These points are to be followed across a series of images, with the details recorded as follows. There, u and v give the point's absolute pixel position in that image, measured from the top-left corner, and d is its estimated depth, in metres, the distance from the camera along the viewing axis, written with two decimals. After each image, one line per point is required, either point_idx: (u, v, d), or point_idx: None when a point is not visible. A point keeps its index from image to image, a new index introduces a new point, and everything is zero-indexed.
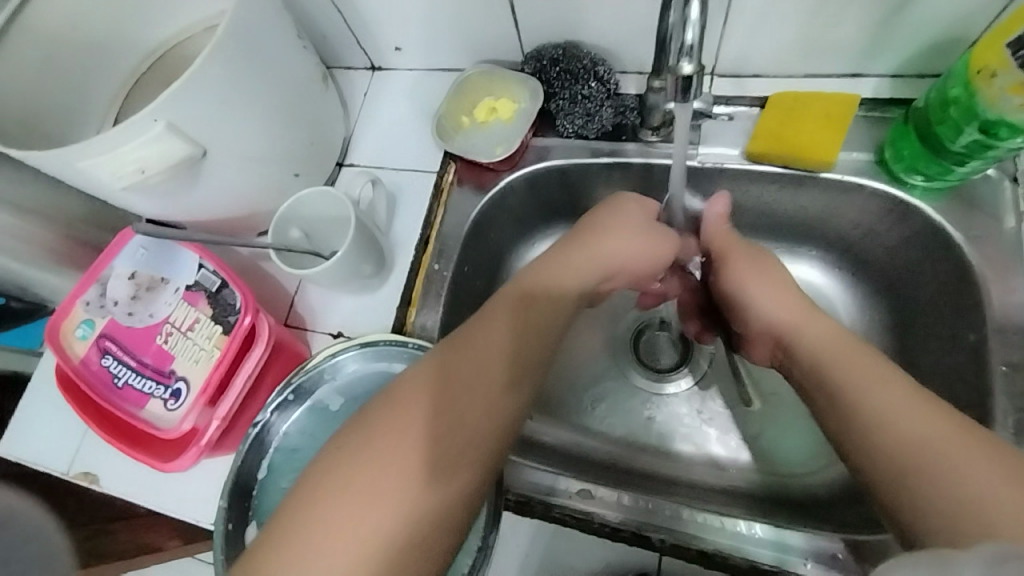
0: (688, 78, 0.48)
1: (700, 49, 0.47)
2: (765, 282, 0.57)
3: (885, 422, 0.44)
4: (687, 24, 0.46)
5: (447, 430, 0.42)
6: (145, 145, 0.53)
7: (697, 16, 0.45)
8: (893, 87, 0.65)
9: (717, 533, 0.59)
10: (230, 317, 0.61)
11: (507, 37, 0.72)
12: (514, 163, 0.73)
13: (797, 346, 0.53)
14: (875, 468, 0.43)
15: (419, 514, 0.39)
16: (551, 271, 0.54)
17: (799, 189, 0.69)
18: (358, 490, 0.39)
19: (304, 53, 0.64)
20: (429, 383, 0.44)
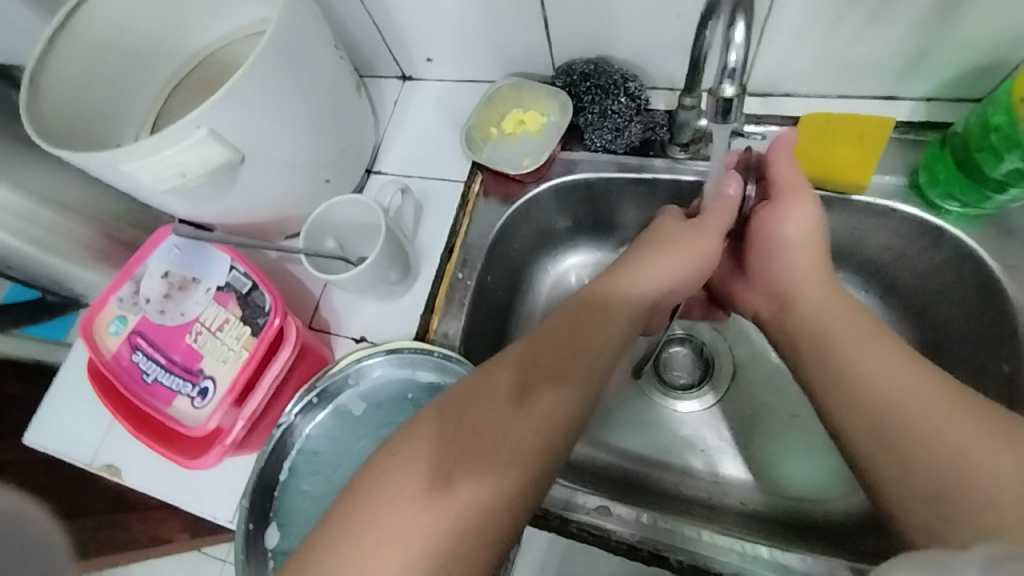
0: (729, 99, 0.48)
1: (742, 70, 0.47)
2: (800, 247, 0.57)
3: (885, 392, 0.46)
4: (731, 45, 0.46)
5: (474, 448, 0.43)
6: (188, 150, 0.54)
7: (741, 39, 0.45)
8: (929, 111, 0.64)
9: (738, 558, 0.57)
10: (259, 319, 0.62)
11: (539, 51, 0.73)
12: (541, 175, 0.73)
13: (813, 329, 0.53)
14: (868, 437, 0.45)
15: (454, 516, 0.40)
16: (613, 280, 0.55)
17: (828, 210, 0.68)
18: (391, 495, 0.40)
19: (340, 63, 0.66)
20: (460, 404, 0.45)
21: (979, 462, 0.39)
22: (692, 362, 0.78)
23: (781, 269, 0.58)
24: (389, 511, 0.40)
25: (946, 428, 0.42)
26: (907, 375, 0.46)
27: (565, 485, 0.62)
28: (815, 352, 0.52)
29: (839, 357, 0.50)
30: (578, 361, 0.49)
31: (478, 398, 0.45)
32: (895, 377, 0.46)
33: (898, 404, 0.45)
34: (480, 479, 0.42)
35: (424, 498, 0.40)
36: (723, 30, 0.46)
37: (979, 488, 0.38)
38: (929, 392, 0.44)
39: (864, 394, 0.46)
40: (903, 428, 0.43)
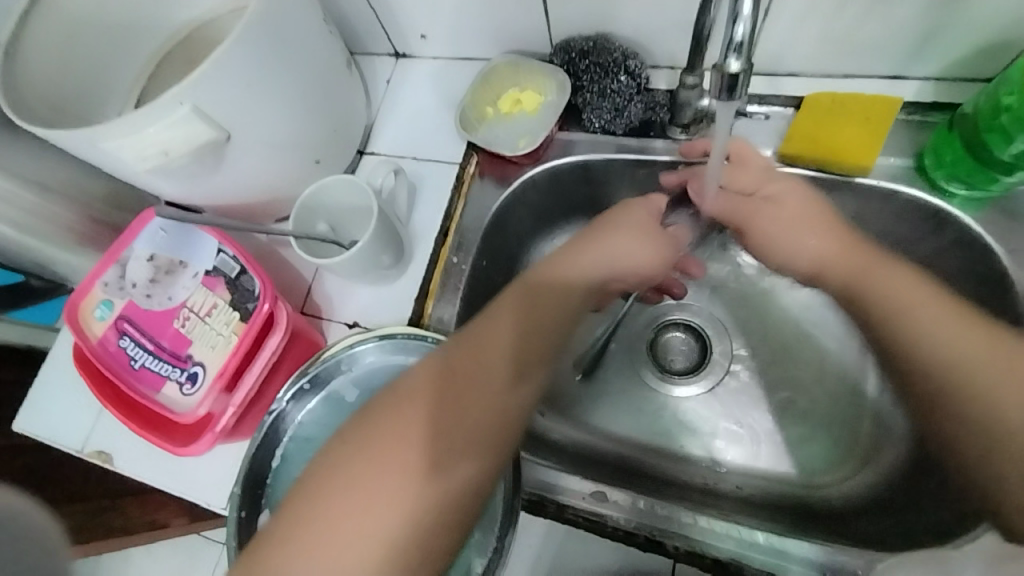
0: (734, 75, 0.46)
1: (749, 45, 0.45)
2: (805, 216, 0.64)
3: (926, 330, 0.56)
4: (738, 18, 0.44)
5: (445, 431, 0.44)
6: (170, 128, 0.52)
7: (749, 10, 0.43)
8: (937, 91, 0.62)
9: (734, 543, 0.57)
10: (249, 303, 0.61)
11: (536, 27, 0.71)
12: (538, 157, 0.72)
13: (857, 286, 0.61)
14: (937, 373, 0.55)
15: (429, 502, 0.42)
16: (560, 266, 0.54)
17: (830, 194, 0.67)
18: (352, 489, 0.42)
19: (331, 38, 0.63)
20: (425, 391, 0.45)
21: (986, 377, 0.52)
22: (690, 346, 0.77)
23: (798, 239, 0.65)
24: (359, 503, 0.41)
25: (978, 356, 0.53)
26: (947, 312, 0.56)
27: (559, 471, 0.62)
28: (861, 297, 0.61)
29: (886, 297, 0.59)
30: (542, 336, 0.50)
31: (444, 380, 0.46)
32: (939, 318, 0.55)
33: (940, 338, 0.55)
34: (442, 469, 0.43)
35: (387, 490, 0.42)
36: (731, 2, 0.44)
37: (984, 405, 0.52)
38: (961, 321, 0.55)
39: (910, 325, 0.57)
40: (966, 365, 0.53)
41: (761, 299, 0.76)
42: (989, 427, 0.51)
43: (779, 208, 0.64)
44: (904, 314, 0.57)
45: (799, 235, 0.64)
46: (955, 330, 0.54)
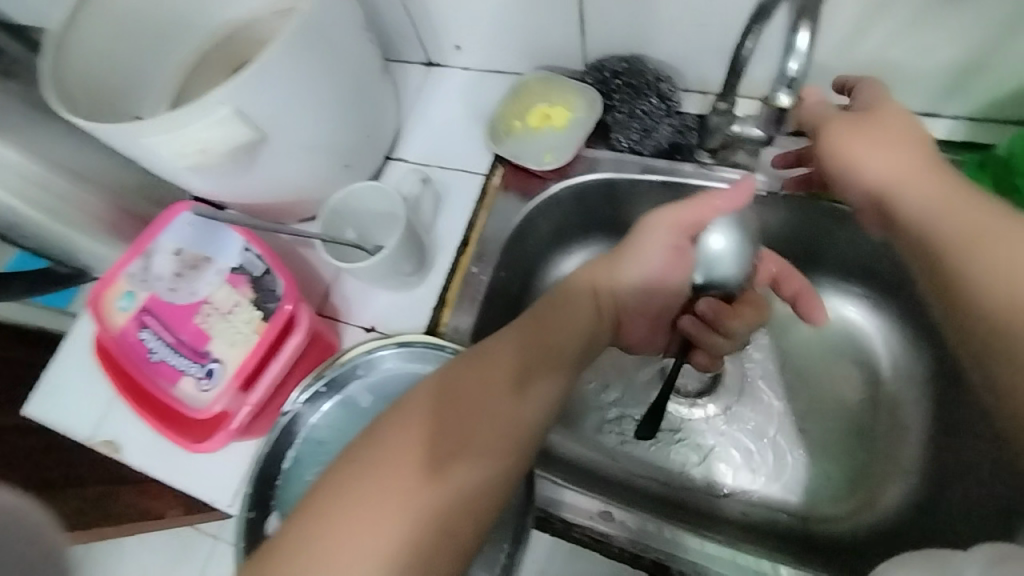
0: (783, 108, 0.48)
1: (801, 80, 0.46)
2: (895, 128, 0.49)
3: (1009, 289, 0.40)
4: (793, 52, 0.44)
5: (453, 429, 0.46)
6: (210, 127, 0.53)
7: (804, 46, 0.43)
8: (969, 131, 0.62)
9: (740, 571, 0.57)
10: (271, 303, 0.61)
11: (571, 45, 0.71)
12: (564, 173, 0.72)
13: (920, 225, 0.45)
14: (982, 335, 0.40)
15: (423, 502, 0.43)
16: (586, 281, 0.58)
17: (855, 226, 0.66)
18: (343, 502, 0.42)
19: (368, 43, 0.64)
20: (436, 390, 0.48)
21: None
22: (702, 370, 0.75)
23: (889, 148, 0.48)
24: (367, 493, 0.43)
25: None
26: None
27: (566, 488, 0.61)
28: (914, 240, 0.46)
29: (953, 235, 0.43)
30: (555, 352, 0.52)
31: (454, 385, 0.48)
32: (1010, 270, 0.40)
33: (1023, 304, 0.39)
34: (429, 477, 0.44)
35: (378, 499, 0.42)
36: (785, 37, 0.44)
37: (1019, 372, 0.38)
38: None
39: (981, 273, 0.41)
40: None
41: (777, 326, 0.76)
42: None
43: (879, 128, 0.49)
44: (965, 252, 0.42)
45: (891, 161, 0.48)
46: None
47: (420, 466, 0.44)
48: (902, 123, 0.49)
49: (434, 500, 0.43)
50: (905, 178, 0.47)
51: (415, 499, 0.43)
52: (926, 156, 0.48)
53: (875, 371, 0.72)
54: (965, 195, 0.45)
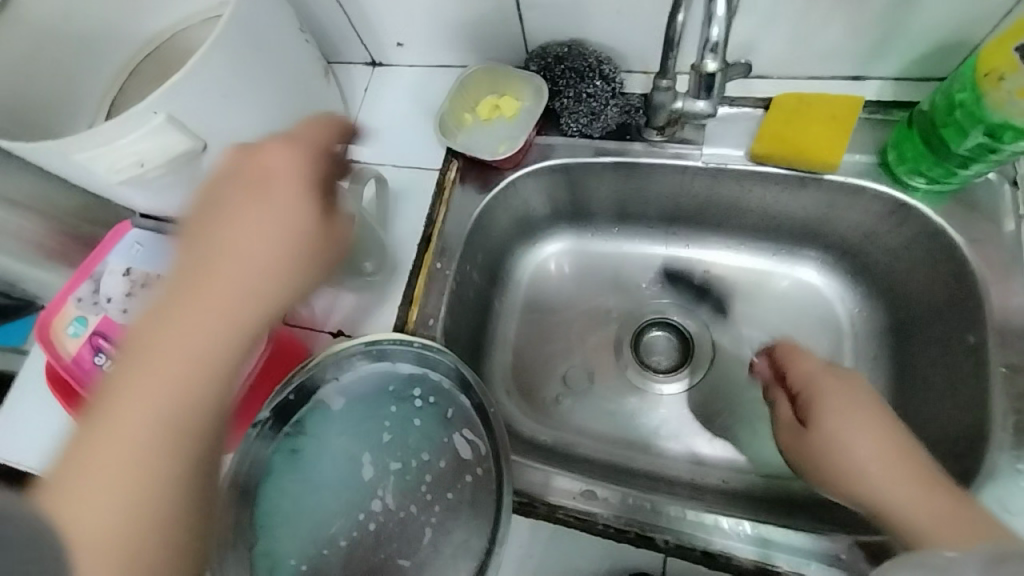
0: (712, 74, 0.54)
1: (723, 45, 0.52)
2: (823, 367, 0.59)
3: (882, 486, 0.51)
4: (714, 20, 0.50)
5: (193, 276, 0.38)
6: (145, 138, 0.51)
7: (722, 13, 0.49)
8: (895, 90, 0.65)
9: (719, 534, 0.58)
10: None
11: (512, 35, 0.72)
12: (517, 162, 0.73)
13: (814, 418, 0.57)
14: (851, 491, 0.52)
15: (186, 386, 0.37)
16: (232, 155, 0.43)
17: (802, 190, 0.68)
18: (92, 436, 0.34)
19: (307, 46, 0.64)
20: (178, 241, 0.40)
21: (919, 523, 0.48)
22: (669, 345, 0.79)
23: (816, 373, 0.59)
24: (131, 384, 0.36)
25: (917, 506, 0.48)
26: (898, 470, 0.51)
27: (553, 472, 0.62)
28: (829, 441, 0.55)
29: (837, 436, 0.54)
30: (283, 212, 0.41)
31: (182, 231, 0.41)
32: (875, 462, 0.52)
33: (901, 506, 0.49)
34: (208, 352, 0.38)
35: (117, 445, 0.35)
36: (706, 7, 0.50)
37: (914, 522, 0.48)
38: (928, 494, 0.49)
39: (852, 463, 0.53)
40: (892, 508, 0.49)
41: (738, 294, 0.79)
42: (896, 515, 0.49)
43: (811, 380, 0.59)
44: (836, 442, 0.54)
45: (810, 372, 0.59)
46: (904, 492, 0.49)
47: (183, 339, 0.37)
48: (843, 378, 0.58)
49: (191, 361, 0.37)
50: (827, 375, 0.58)
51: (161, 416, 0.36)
52: (851, 384, 0.57)
53: (835, 328, 0.75)
54: (872, 412, 0.55)
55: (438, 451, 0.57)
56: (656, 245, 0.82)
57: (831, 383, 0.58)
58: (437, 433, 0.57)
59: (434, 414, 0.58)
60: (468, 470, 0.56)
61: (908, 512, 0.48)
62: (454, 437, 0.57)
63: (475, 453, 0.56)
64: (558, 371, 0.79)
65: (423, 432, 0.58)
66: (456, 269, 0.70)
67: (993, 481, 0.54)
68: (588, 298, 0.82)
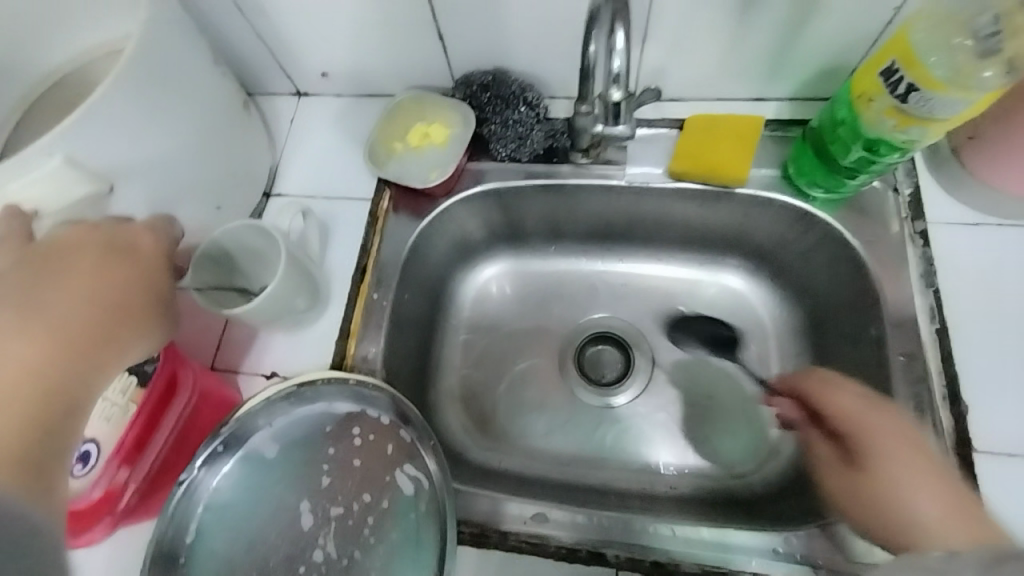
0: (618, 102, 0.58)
1: (626, 76, 0.56)
2: (843, 389, 0.60)
3: (902, 499, 0.53)
4: (613, 52, 0.54)
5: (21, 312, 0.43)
6: (40, 182, 0.49)
7: (621, 46, 0.53)
8: (792, 109, 0.72)
9: (671, 542, 0.59)
10: (148, 365, 0.57)
11: (437, 64, 0.73)
12: (450, 188, 0.74)
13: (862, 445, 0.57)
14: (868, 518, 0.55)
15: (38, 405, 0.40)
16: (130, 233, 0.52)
17: (717, 204, 0.73)
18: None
19: (221, 82, 0.63)
20: (43, 289, 0.46)
21: (939, 527, 0.50)
22: (610, 358, 0.81)
23: (846, 396, 0.60)
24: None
25: (932, 511, 0.51)
26: (923, 482, 0.53)
27: (502, 497, 0.62)
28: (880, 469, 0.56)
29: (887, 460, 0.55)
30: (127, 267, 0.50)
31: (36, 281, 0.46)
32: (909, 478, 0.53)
33: (920, 520, 0.51)
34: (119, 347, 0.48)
35: None
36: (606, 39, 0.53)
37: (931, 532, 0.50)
38: (941, 498, 0.52)
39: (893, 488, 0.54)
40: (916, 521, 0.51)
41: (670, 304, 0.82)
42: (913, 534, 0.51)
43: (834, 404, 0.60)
44: (881, 472, 0.55)
45: (839, 400, 0.60)
46: (928, 504, 0.52)
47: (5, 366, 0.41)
48: (844, 400, 0.59)
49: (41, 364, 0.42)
50: (844, 398, 0.59)
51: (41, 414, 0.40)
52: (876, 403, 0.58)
53: (760, 330, 0.79)
54: (877, 430, 0.57)
55: (380, 491, 0.55)
56: (591, 261, 0.84)
57: (867, 415, 0.58)
58: (379, 471, 0.56)
59: (375, 451, 0.57)
60: (415, 507, 0.54)
61: (923, 525, 0.51)
62: (398, 474, 0.56)
63: (419, 489, 0.54)
64: (505, 392, 0.80)
65: (366, 472, 0.56)
66: (393, 296, 0.69)
67: None
68: (529, 317, 0.83)
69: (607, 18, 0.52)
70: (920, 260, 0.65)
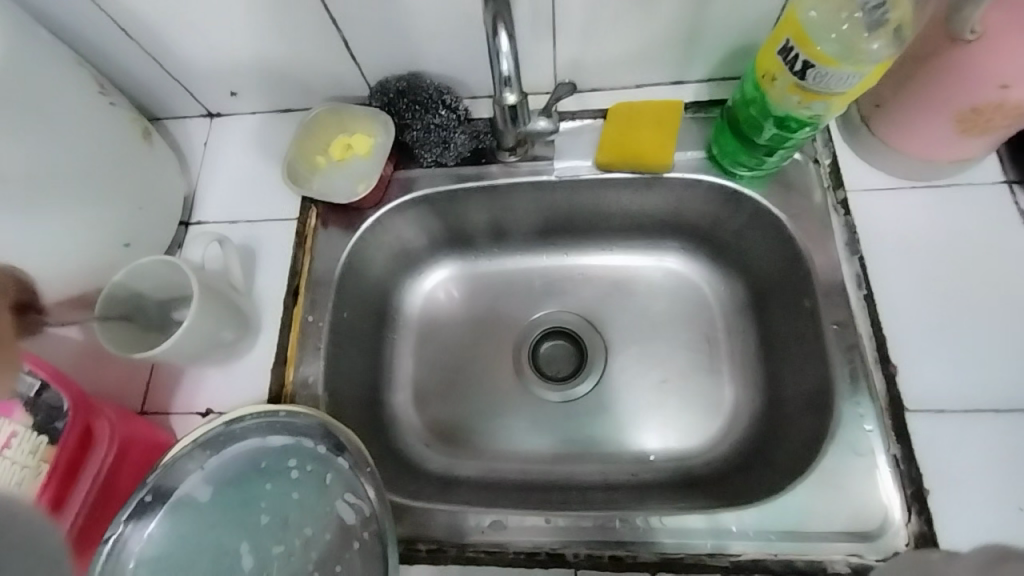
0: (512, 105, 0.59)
1: (516, 79, 0.56)
2: None
3: None
4: (501, 55, 0.53)
5: None
6: None
7: (506, 49, 0.53)
8: (712, 90, 0.72)
9: (653, 533, 0.58)
10: (57, 422, 0.54)
11: (348, 72, 0.70)
12: (379, 200, 0.71)
13: None
14: None
15: None
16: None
17: (649, 189, 0.73)
18: None
19: (110, 113, 0.61)
20: None
21: None
22: (563, 352, 0.81)
23: None
24: None
25: None
26: None
27: (460, 510, 0.60)
28: None
29: None
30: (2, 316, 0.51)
31: None
32: None
33: None
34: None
35: None
36: (491, 42, 0.53)
37: None
38: None
39: None
40: None
41: (619, 292, 0.82)
42: None
43: None
44: None
45: None
46: None
47: None
48: None
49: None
50: None
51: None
52: None
53: (707, 309, 0.80)
54: None
55: (321, 524, 0.53)
56: (536, 258, 0.83)
57: None
58: (320, 504, 0.54)
59: (314, 483, 0.54)
60: (357, 536, 0.52)
61: None
62: (339, 503, 0.53)
63: (360, 518, 0.52)
64: (460, 399, 0.78)
65: (305, 506, 0.54)
66: (330, 316, 0.67)
67: (842, 428, 0.60)
68: (478, 321, 0.82)
69: (488, 23, 0.52)
70: (844, 229, 0.66)
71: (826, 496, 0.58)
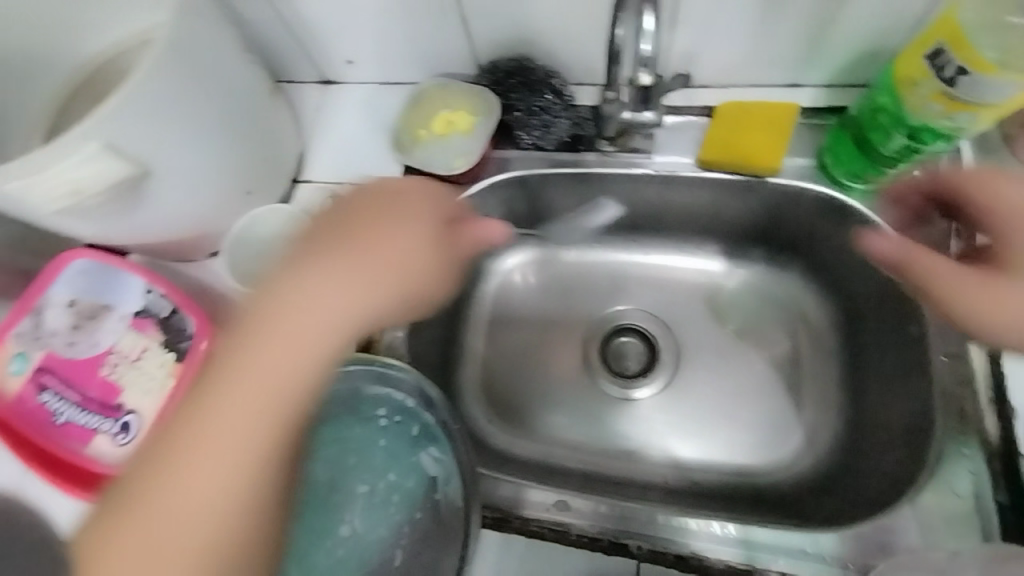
0: (647, 86, 0.57)
1: (655, 61, 0.55)
2: None
3: None
4: (645, 35, 0.53)
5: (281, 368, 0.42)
6: (81, 165, 0.51)
7: (651, 28, 0.52)
8: (828, 96, 0.69)
9: (694, 536, 0.58)
10: (184, 343, 0.63)
11: (462, 50, 0.73)
12: (474, 176, 0.73)
13: None
14: None
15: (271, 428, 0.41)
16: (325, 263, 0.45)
17: (747, 194, 0.71)
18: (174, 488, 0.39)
19: (249, 68, 0.64)
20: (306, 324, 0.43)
21: None
22: (636, 347, 0.80)
23: None
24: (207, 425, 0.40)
25: None
26: None
27: (525, 484, 0.61)
28: None
29: None
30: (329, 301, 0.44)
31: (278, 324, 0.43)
32: None
33: None
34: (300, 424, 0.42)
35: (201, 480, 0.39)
36: (637, 23, 0.53)
37: None
38: None
39: None
40: None
41: (699, 296, 0.80)
42: None
43: None
44: None
45: None
46: None
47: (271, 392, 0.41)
48: None
49: (267, 387, 0.41)
50: None
51: (222, 505, 0.39)
52: None
53: (789, 324, 0.77)
54: None
55: (405, 472, 0.56)
56: (617, 252, 0.83)
57: None
58: (406, 452, 0.56)
59: (401, 433, 0.57)
60: (435, 488, 0.54)
61: None
62: (423, 456, 0.56)
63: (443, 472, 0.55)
64: (526, 381, 0.80)
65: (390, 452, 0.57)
66: None
67: (940, 467, 0.57)
68: (554, 306, 0.83)
69: None
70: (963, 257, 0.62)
71: (918, 533, 0.55)
